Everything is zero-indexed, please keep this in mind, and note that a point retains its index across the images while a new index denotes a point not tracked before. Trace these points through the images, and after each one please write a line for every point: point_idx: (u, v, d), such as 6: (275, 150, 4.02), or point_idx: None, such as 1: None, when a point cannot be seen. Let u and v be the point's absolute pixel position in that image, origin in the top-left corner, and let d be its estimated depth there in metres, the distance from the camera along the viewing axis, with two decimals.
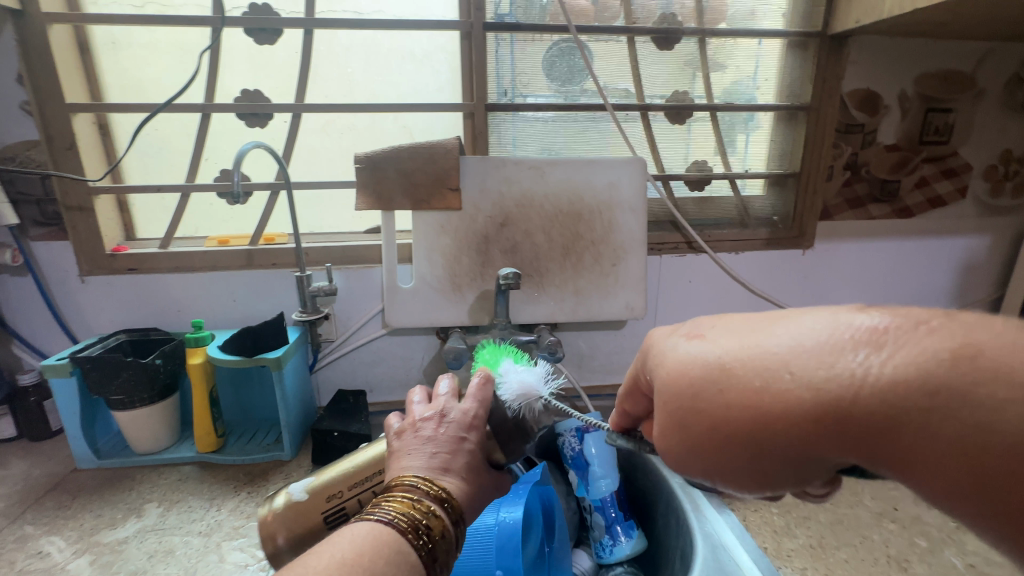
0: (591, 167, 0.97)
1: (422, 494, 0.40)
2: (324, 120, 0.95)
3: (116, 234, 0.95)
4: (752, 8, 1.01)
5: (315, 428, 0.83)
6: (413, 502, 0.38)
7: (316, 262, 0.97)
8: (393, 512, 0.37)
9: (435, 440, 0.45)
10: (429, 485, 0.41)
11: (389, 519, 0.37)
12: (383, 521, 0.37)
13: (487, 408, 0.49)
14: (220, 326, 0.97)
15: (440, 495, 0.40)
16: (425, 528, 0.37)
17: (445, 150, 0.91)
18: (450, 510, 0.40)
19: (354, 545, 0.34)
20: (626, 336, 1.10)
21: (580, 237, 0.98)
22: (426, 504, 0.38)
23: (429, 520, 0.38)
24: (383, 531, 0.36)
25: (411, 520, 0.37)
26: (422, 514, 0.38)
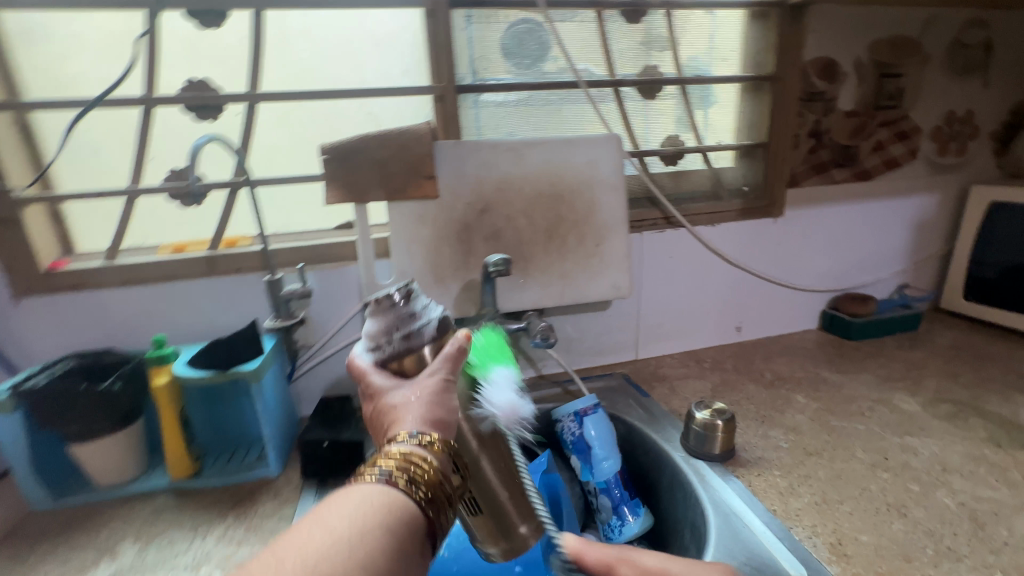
0: (568, 147, 0.95)
1: (410, 447, 0.47)
2: (279, 112, 0.89)
3: (52, 249, 0.84)
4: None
5: (303, 441, 0.78)
6: (396, 458, 0.45)
7: (284, 264, 0.90)
8: (384, 471, 0.44)
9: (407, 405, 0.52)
10: (413, 438, 0.48)
11: (379, 480, 0.43)
12: (375, 483, 0.43)
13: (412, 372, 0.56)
14: (184, 339, 0.89)
15: (430, 439, 0.48)
16: (413, 472, 0.44)
17: (417, 136, 0.88)
18: (435, 450, 0.48)
19: (347, 506, 0.41)
20: (612, 316, 1.09)
21: (563, 219, 0.96)
22: (411, 456, 0.46)
23: (415, 469, 0.45)
24: (375, 490, 0.42)
25: (403, 472, 0.44)
26: (407, 465, 0.45)
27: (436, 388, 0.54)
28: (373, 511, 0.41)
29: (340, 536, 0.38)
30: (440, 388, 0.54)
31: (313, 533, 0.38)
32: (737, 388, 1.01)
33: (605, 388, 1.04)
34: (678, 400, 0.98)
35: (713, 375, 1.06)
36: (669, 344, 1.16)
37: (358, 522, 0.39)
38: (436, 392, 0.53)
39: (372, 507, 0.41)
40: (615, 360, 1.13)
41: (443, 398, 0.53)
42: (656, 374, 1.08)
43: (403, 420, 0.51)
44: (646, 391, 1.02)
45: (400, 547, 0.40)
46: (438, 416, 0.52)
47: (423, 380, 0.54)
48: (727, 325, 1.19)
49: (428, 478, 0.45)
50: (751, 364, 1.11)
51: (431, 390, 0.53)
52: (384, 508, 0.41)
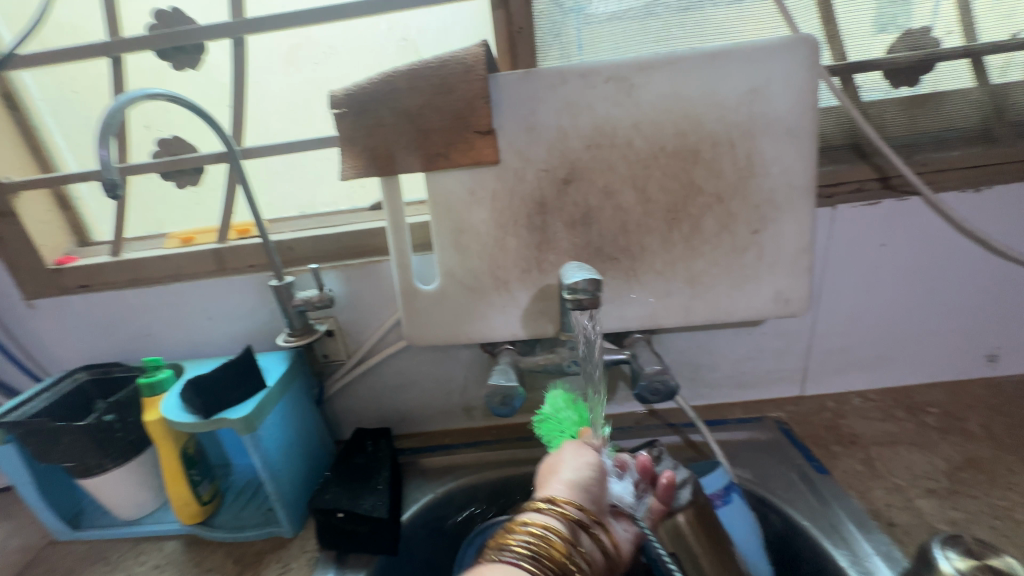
0: (714, 68, 0.56)
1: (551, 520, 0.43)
2: (288, 45, 0.64)
3: (61, 241, 0.72)
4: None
5: (314, 507, 0.59)
6: (525, 540, 0.40)
7: (302, 260, 0.68)
8: (534, 550, 0.39)
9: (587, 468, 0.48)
10: (553, 508, 0.44)
11: (529, 562, 0.38)
12: (525, 564, 0.38)
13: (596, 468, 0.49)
14: (201, 351, 0.73)
15: (565, 509, 0.44)
16: (561, 552, 0.40)
17: (463, 66, 0.56)
18: (580, 531, 0.43)
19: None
20: (768, 335, 0.71)
21: (696, 192, 0.59)
22: (560, 537, 0.41)
23: (561, 547, 0.40)
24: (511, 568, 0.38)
25: (550, 542, 0.40)
26: (550, 541, 0.40)
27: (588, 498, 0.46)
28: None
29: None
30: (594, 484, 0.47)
31: None
32: (1001, 480, 0.59)
33: (749, 443, 0.70)
34: (880, 488, 0.60)
35: (944, 446, 0.65)
36: (860, 376, 0.75)
37: None
38: (591, 481, 0.48)
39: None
40: (767, 396, 0.76)
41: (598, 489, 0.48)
42: (836, 429, 0.70)
43: (548, 484, 0.47)
44: (818, 460, 0.65)
45: None
46: (586, 491, 0.47)
47: (585, 464, 0.49)
48: (971, 352, 0.73)
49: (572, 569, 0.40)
50: (1018, 428, 0.66)
51: (580, 470, 0.48)
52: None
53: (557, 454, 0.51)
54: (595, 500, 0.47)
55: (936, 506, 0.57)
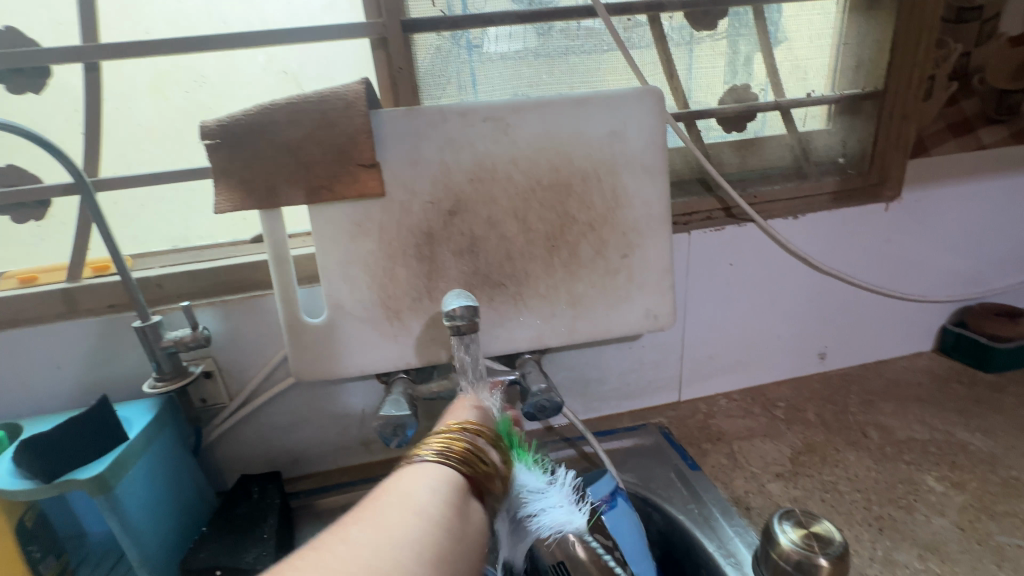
0: (578, 113, 0.63)
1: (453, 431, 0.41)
2: (153, 72, 0.61)
3: None
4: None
5: (187, 569, 0.54)
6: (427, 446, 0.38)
7: (173, 298, 0.63)
8: (438, 448, 0.38)
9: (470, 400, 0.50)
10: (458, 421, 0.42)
11: (433, 461, 0.37)
12: (427, 460, 0.37)
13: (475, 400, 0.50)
14: (48, 406, 0.64)
15: (471, 420, 0.42)
16: (465, 446, 0.38)
17: (344, 102, 0.57)
18: (483, 434, 0.41)
19: (411, 485, 0.34)
20: (645, 348, 0.78)
21: (571, 222, 0.65)
22: (461, 436, 0.39)
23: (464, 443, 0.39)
24: (426, 473, 0.35)
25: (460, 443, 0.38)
26: (453, 440, 0.39)
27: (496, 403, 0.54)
28: (453, 496, 0.34)
29: (434, 519, 0.31)
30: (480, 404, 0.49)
31: (386, 524, 0.30)
32: (831, 459, 0.70)
33: (635, 450, 0.76)
34: (740, 477, 0.68)
35: (789, 434, 0.75)
36: (723, 380, 0.85)
37: (423, 516, 0.31)
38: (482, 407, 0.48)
39: (449, 484, 0.35)
40: (650, 405, 0.83)
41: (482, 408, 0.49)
42: (707, 429, 0.78)
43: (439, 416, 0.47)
44: (692, 459, 0.72)
45: (455, 512, 0.33)
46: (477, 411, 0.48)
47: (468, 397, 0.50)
48: (806, 352, 0.86)
49: (481, 464, 0.38)
50: (843, 413, 0.79)
51: (465, 402, 0.49)
52: (461, 494, 0.35)
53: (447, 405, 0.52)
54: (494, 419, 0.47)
55: (783, 487, 0.66)
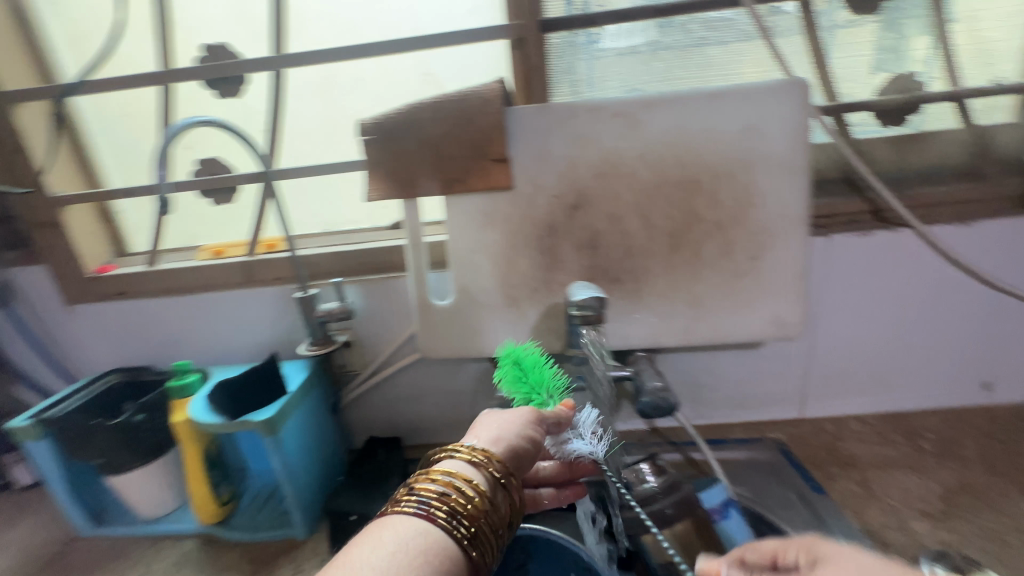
0: (713, 107, 0.60)
1: (457, 466, 0.39)
2: (321, 77, 0.69)
3: (102, 251, 0.77)
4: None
5: (329, 510, 0.62)
6: (423, 481, 0.37)
7: (325, 274, 0.73)
8: (423, 494, 0.35)
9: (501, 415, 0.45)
10: (462, 454, 0.40)
11: (417, 508, 0.34)
12: (411, 508, 0.34)
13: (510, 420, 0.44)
14: (226, 359, 0.78)
15: (475, 454, 0.40)
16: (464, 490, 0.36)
17: (482, 100, 0.61)
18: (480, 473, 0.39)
19: (383, 538, 0.32)
20: (767, 357, 0.74)
21: (697, 220, 0.63)
22: (455, 479, 0.37)
23: (463, 486, 0.37)
24: (405, 525, 0.33)
25: (452, 487, 0.36)
26: (455, 481, 0.37)
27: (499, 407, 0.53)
28: (424, 558, 0.31)
29: None
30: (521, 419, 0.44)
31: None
32: (995, 504, 0.61)
33: (749, 463, 0.72)
34: (876, 509, 0.62)
35: (940, 470, 0.66)
36: (856, 401, 0.77)
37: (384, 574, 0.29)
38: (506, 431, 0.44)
39: (423, 540, 0.32)
40: (767, 418, 0.78)
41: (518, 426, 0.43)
42: (835, 452, 0.71)
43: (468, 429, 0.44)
44: (816, 481, 0.67)
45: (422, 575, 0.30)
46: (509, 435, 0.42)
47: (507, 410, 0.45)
48: (967, 379, 0.75)
49: (478, 513, 0.36)
50: (1013, 455, 0.67)
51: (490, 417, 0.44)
52: (439, 555, 0.32)
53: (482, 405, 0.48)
54: (511, 445, 0.43)
55: (930, 527, 0.59)
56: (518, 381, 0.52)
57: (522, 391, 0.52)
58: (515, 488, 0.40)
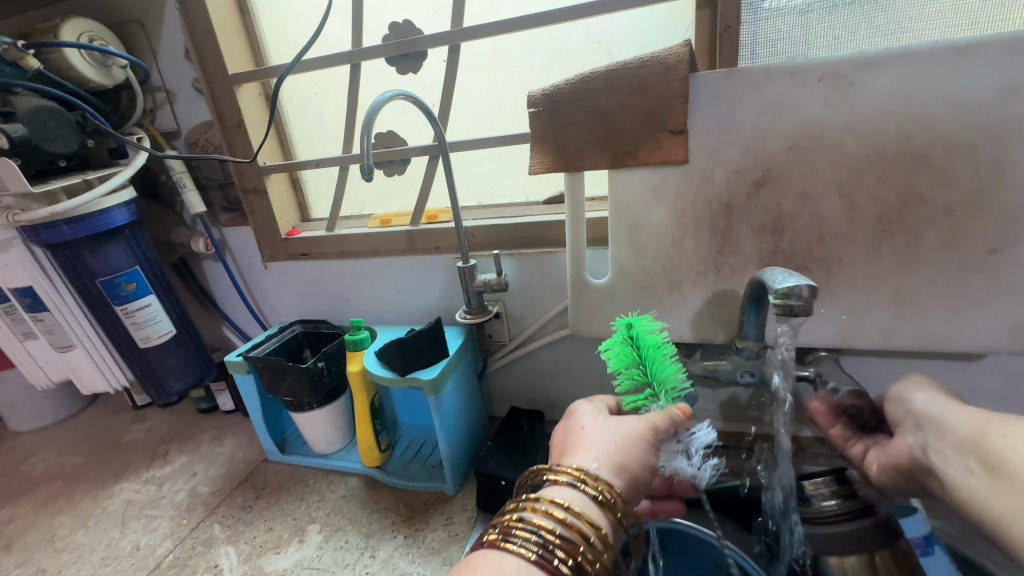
0: (959, 64, 0.49)
1: (578, 501, 0.38)
2: (491, 50, 0.70)
3: (291, 216, 0.87)
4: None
5: (481, 471, 0.65)
6: (544, 517, 0.36)
7: (481, 246, 0.75)
8: (542, 541, 0.34)
9: (616, 435, 0.43)
10: (583, 484, 0.38)
11: (537, 553, 0.33)
12: (529, 551, 0.34)
13: (625, 447, 0.42)
14: (387, 320, 0.84)
15: (599, 487, 0.38)
16: (588, 539, 0.35)
17: (664, 66, 0.57)
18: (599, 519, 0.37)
19: None
20: (986, 373, 0.61)
21: (918, 202, 0.53)
22: (575, 522, 0.36)
23: (586, 529, 0.36)
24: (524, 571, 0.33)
25: (573, 535, 0.35)
26: (579, 524, 0.36)
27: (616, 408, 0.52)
28: None
29: None
30: (639, 446, 0.43)
31: None
32: None
33: None
34: None
35: None
36: None
37: None
38: (622, 462, 0.41)
39: None
40: None
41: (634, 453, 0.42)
42: None
43: (582, 446, 0.43)
44: None
45: None
46: (626, 465, 0.41)
47: (623, 432, 0.44)
48: None
49: (599, 561, 0.35)
50: None
51: (605, 437, 0.43)
52: None
53: (587, 414, 0.47)
54: (628, 478, 0.41)
55: None
56: (630, 360, 0.49)
57: (635, 374, 0.49)
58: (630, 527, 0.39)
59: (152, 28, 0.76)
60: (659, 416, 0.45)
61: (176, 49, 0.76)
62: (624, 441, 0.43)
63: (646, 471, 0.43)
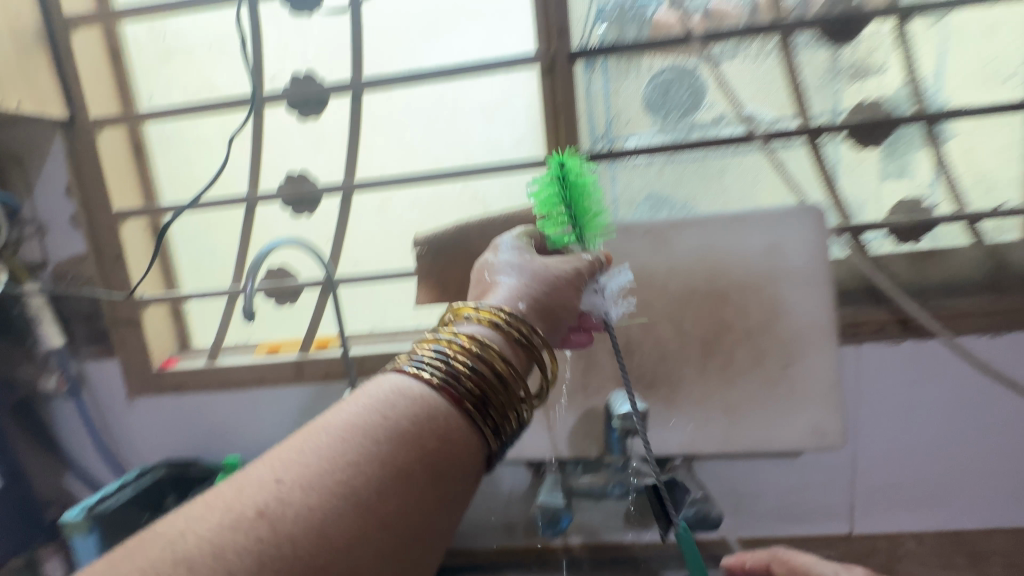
0: (736, 229, 0.66)
1: (484, 329, 0.38)
2: (382, 198, 0.79)
3: (168, 345, 0.83)
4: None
5: None
6: (458, 349, 0.35)
7: (371, 373, 0.77)
8: (437, 356, 0.34)
9: (527, 270, 0.45)
10: (489, 310, 0.39)
11: (432, 371, 0.33)
12: (427, 372, 0.33)
13: (540, 283, 0.44)
14: (269, 453, 0.80)
15: (506, 314, 0.39)
16: (497, 364, 0.35)
17: (526, 221, 0.68)
18: (500, 337, 0.38)
19: (386, 396, 0.31)
20: (808, 468, 0.72)
21: (728, 328, 0.67)
22: (478, 345, 0.36)
23: (498, 359, 0.36)
24: (413, 387, 0.32)
25: (475, 356, 0.35)
26: (490, 353, 0.35)
27: (539, 243, 0.56)
28: (426, 433, 0.30)
29: (377, 460, 0.28)
30: (558, 277, 0.45)
31: (327, 435, 0.29)
32: None
33: None
34: None
35: None
36: (909, 518, 0.73)
37: (373, 447, 0.29)
38: (539, 299, 0.43)
39: (431, 417, 0.31)
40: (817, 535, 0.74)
41: (550, 279, 0.45)
42: None
43: (494, 291, 0.44)
44: None
45: (417, 466, 0.29)
46: (538, 295, 0.43)
47: (539, 263, 0.46)
48: None
49: (506, 395, 0.35)
50: None
51: (517, 271, 0.45)
52: (447, 444, 0.31)
53: (500, 250, 0.50)
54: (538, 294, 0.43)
55: None
56: (555, 203, 0.52)
57: (562, 214, 0.52)
58: (546, 348, 0.40)
59: (26, 163, 0.74)
60: (580, 262, 0.48)
61: (52, 183, 0.75)
62: (545, 280, 0.44)
63: (564, 310, 0.44)
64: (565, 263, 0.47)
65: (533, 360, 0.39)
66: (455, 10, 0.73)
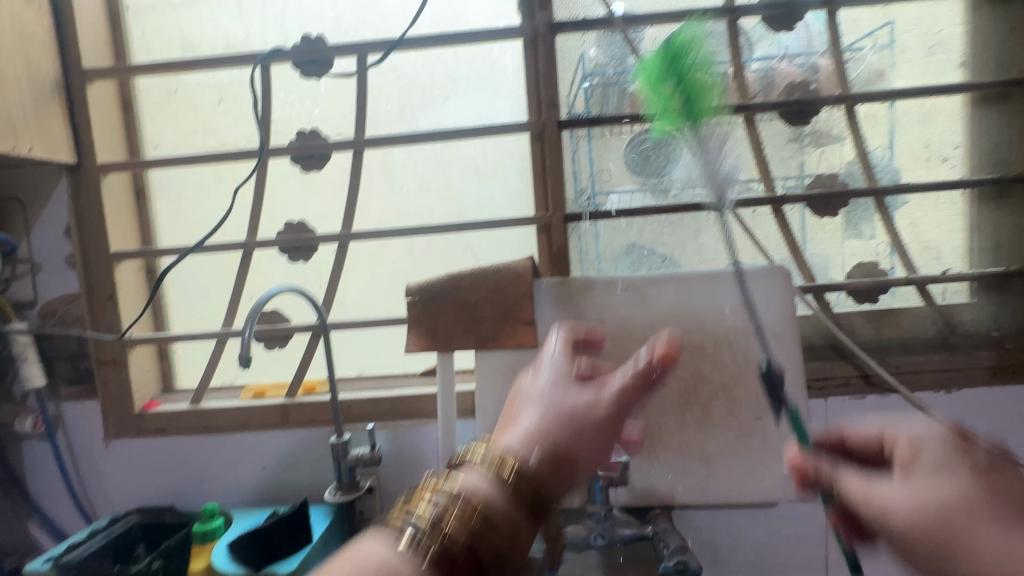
0: (709, 286, 0.71)
1: (479, 484, 0.40)
2: (377, 246, 0.82)
3: (151, 387, 0.82)
4: (877, 68, 0.75)
5: None
6: (449, 514, 0.38)
7: (358, 418, 0.78)
8: (423, 517, 0.38)
9: (544, 399, 0.47)
10: (490, 463, 0.42)
11: (416, 535, 0.37)
12: (414, 534, 0.37)
13: (553, 427, 0.44)
14: (249, 499, 0.79)
15: (502, 466, 0.41)
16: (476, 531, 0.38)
17: (514, 273, 0.72)
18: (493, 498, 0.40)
19: (372, 559, 0.36)
20: (783, 518, 0.74)
21: (703, 380, 0.70)
22: (465, 509, 0.39)
23: (481, 525, 0.38)
24: (398, 552, 0.36)
25: (455, 524, 0.38)
26: (474, 520, 0.38)
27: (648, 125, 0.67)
28: None
29: None
30: (568, 412, 0.45)
31: None
32: None
33: None
34: None
35: None
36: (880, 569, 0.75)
37: None
38: (558, 443, 0.43)
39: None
40: None
41: (562, 419, 0.45)
42: None
43: (513, 424, 0.46)
44: None
45: None
46: (548, 434, 0.44)
47: (558, 393, 0.47)
48: None
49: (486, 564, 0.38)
50: None
51: (534, 408, 0.46)
52: None
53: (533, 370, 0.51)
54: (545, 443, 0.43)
55: None
56: (665, 78, 0.66)
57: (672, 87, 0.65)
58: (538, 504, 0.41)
59: (30, 205, 0.76)
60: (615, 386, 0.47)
61: (52, 225, 0.77)
62: (569, 416, 0.45)
63: (587, 450, 0.44)
64: (582, 392, 0.47)
65: (530, 517, 0.41)
66: (454, 81, 0.80)
